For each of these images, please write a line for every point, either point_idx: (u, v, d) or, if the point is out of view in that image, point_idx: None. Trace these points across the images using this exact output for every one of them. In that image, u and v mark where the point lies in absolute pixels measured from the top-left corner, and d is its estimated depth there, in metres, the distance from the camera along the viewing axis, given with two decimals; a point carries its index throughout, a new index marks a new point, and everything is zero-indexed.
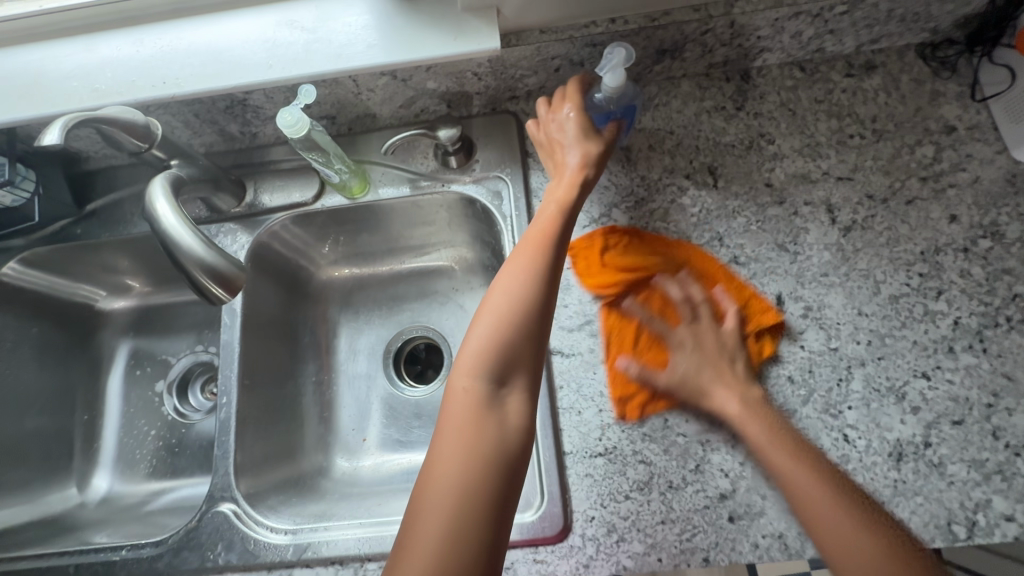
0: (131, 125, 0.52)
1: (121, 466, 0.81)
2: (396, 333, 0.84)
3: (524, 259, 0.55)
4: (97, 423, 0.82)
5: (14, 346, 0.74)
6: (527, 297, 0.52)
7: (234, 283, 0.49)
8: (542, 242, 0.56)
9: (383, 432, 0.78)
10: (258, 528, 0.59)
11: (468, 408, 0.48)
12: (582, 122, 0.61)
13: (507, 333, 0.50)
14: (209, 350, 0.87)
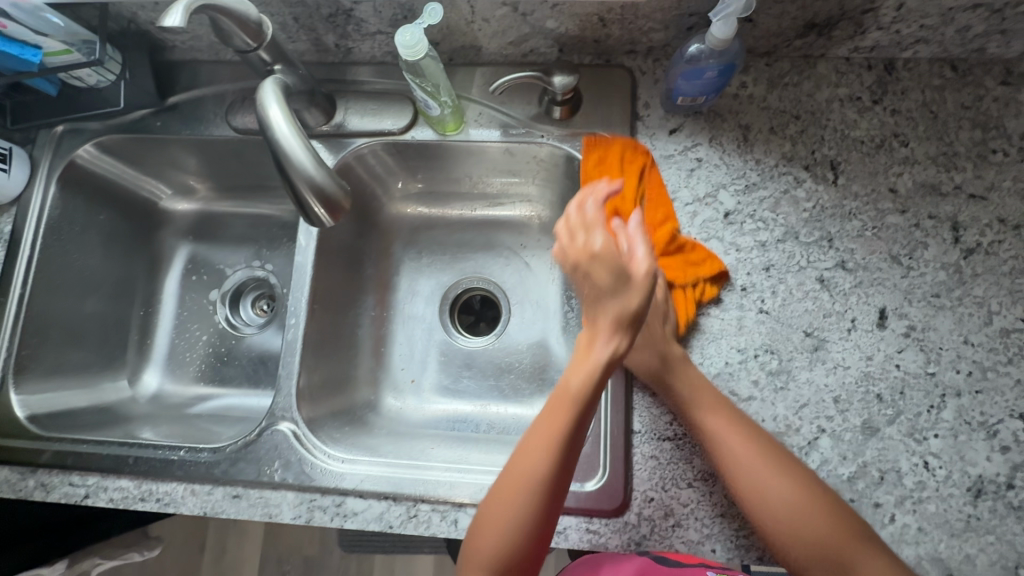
0: (246, 20, 0.49)
1: (171, 365, 0.81)
2: (456, 280, 0.83)
3: (530, 466, 0.48)
4: (152, 321, 0.82)
5: (82, 231, 0.73)
6: (532, 511, 0.47)
7: (337, 206, 0.47)
8: (546, 473, 0.48)
9: (431, 376, 0.78)
10: (315, 451, 0.60)
11: (495, 526, 0.48)
12: (617, 274, 0.50)
13: (524, 513, 0.47)
14: (265, 267, 0.85)
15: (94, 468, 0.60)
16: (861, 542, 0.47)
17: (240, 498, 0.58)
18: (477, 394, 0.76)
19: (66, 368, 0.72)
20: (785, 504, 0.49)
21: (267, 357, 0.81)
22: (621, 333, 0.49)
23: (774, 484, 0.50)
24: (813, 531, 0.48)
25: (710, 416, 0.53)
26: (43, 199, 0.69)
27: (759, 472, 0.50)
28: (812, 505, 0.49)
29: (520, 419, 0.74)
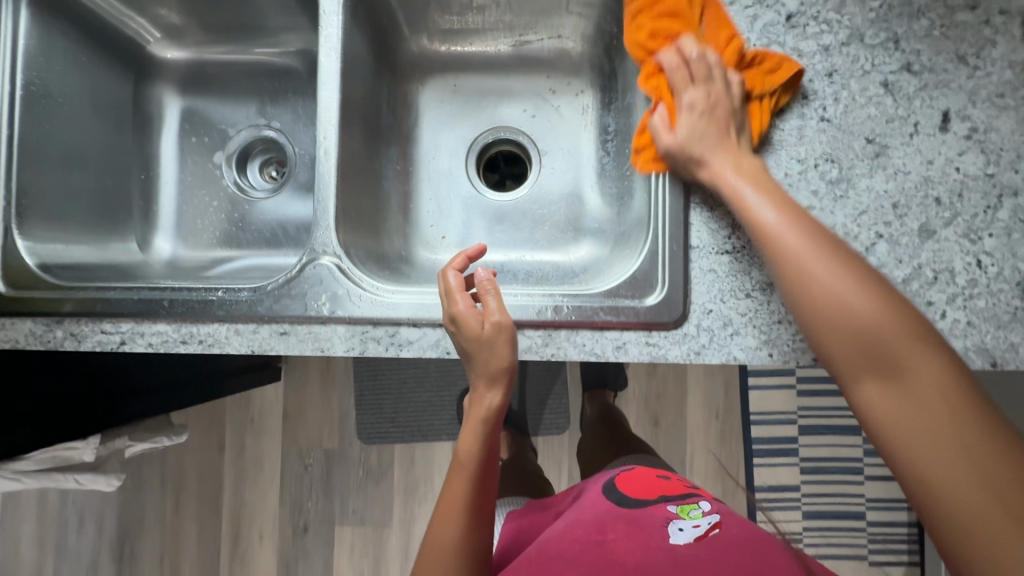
0: None
1: (183, 232, 0.76)
2: (481, 132, 0.78)
3: (447, 508, 0.57)
4: (155, 185, 0.76)
5: (64, 74, 0.65)
6: (454, 550, 0.57)
7: None
8: (458, 537, 0.57)
9: (463, 230, 0.75)
10: (361, 283, 0.57)
11: (433, 542, 0.57)
12: (721, 125, 0.53)
13: (449, 546, 0.57)
14: (272, 125, 0.79)
15: (126, 313, 0.57)
16: (973, 431, 0.39)
17: (288, 335, 0.57)
18: (511, 245, 0.75)
19: (73, 226, 0.66)
20: (880, 359, 0.42)
21: (286, 220, 0.78)
22: (490, 385, 0.54)
23: (915, 361, 0.41)
24: (867, 318, 0.43)
25: (821, 284, 0.45)
26: (14, 29, 0.60)
27: (881, 330, 0.42)
28: (926, 356, 0.41)
29: (558, 266, 0.73)
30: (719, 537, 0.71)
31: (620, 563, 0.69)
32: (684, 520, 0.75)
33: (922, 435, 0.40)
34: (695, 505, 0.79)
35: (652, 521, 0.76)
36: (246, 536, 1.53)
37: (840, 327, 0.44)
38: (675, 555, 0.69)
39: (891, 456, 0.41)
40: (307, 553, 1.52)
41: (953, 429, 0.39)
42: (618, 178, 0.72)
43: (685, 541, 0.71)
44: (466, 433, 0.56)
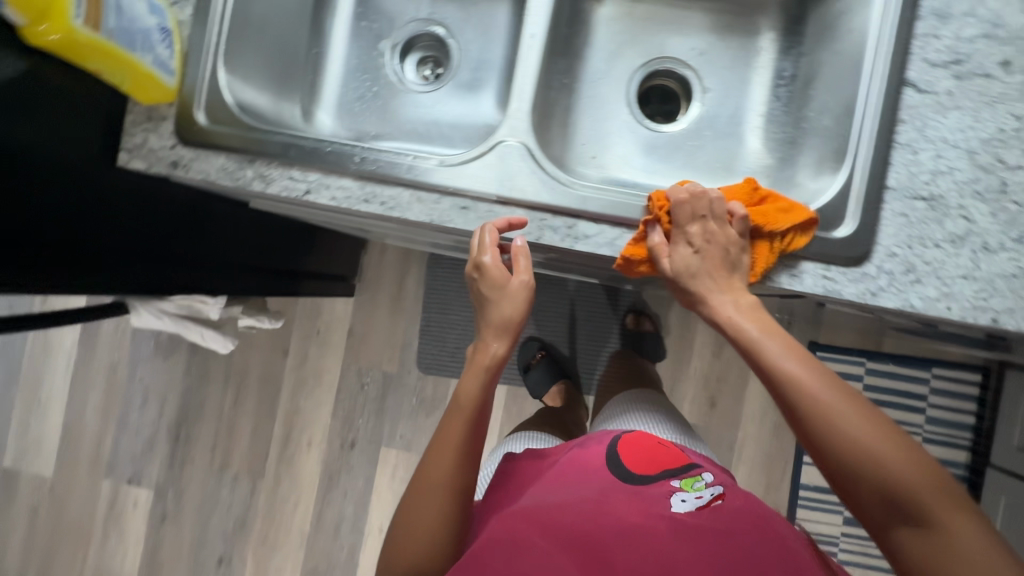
0: None
1: (342, 111, 0.77)
2: (648, 60, 0.77)
3: (445, 441, 0.60)
4: (323, 61, 0.77)
5: None
6: (447, 482, 0.60)
7: None
8: (448, 473, 0.60)
9: (617, 153, 0.75)
10: (547, 171, 0.58)
11: (427, 475, 0.60)
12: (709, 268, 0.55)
13: (445, 478, 0.60)
14: (441, 22, 0.80)
15: (317, 164, 0.59)
16: (960, 519, 0.44)
17: (468, 211, 0.58)
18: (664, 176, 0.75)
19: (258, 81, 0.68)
20: (870, 456, 0.46)
21: (440, 117, 0.78)
22: (499, 335, 0.60)
23: (912, 483, 0.45)
24: (894, 471, 0.45)
25: (844, 418, 0.47)
26: None
27: (860, 433, 0.47)
28: (905, 460, 0.45)
29: None
30: (722, 511, 0.64)
31: (620, 528, 0.62)
32: (686, 492, 0.68)
33: (906, 506, 0.45)
34: (697, 476, 0.71)
35: (653, 494, 0.68)
36: (297, 438, 1.59)
37: (844, 449, 0.47)
38: (677, 523, 0.62)
39: (886, 536, 0.47)
40: (350, 468, 1.56)
41: (933, 492, 0.44)
42: (788, 123, 0.70)
43: (686, 512, 0.64)
44: (467, 375, 0.61)
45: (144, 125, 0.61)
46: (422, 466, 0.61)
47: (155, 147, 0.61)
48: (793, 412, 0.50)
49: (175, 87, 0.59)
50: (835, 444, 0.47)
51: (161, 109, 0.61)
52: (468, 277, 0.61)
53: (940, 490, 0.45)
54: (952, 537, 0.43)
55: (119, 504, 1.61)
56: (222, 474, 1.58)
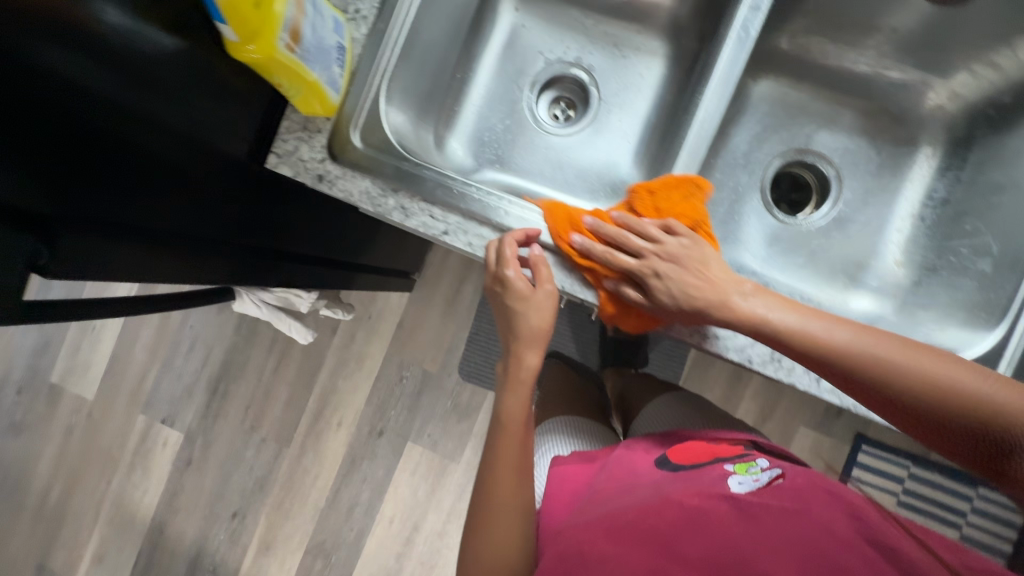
0: None
1: (475, 140, 0.76)
2: (791, 149, 0.75)
3: (513, 452, 0.62)
4: (465, 87, 0.76)
5: None
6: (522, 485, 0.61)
7: None
8: (523, 476, 0.61)
9: (745, 235, 0.73)
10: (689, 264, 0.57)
11: (502, 484, 0.60)
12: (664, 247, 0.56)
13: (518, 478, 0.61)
14: (583, 64, 0.77)
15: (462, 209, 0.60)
16: (924, 350, 0.50)
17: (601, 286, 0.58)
18: (787, 270, 0.73)
19: (408, 104, 0.68)
20: (899, 382, 0.49)
21: (566, 162, 0.77)
22: (526, 348, 0.63)
23: (855, 347, 0.51)
24: (837, 344, 0.51)
25: (778, 317, 0.53)
26: None
27: (790, 323, 0.52)
28: (842, 329, 0.52)
29: (821, 306, 0.70)
30: (787, 490, 0.59)
31: (680, 510, 0.56)
32: (743, 475, 0.63)
33: (864, 371, 0.50)
34: (752, 460, 0.66)
35: (708, 478, 0.62)
36: (329, 414, 1.62)
37: (790, 333, 0.52)
38: (739, 503, 0.57)
39: (906, 398, 0.50)
40: (373, 456, 1.58)
41: (880, 369, 0.50)
42: (931, 248, 0.67)
43: (749, 493, 0.58)
44: (503, 397, 0.64)
45: (298, 133, 0.61)
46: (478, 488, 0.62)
47: (304, 157, 0.61)
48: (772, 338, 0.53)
49: (338, 104, 0.59)
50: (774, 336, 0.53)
51: (318, 121, 0.61)
52: (489, 290, 0.61)
53: (884, 340, 0.51)
54: (889, 376, 0.50)
55: (149, 441, 1.67)
56: (251, 434, 1.63)
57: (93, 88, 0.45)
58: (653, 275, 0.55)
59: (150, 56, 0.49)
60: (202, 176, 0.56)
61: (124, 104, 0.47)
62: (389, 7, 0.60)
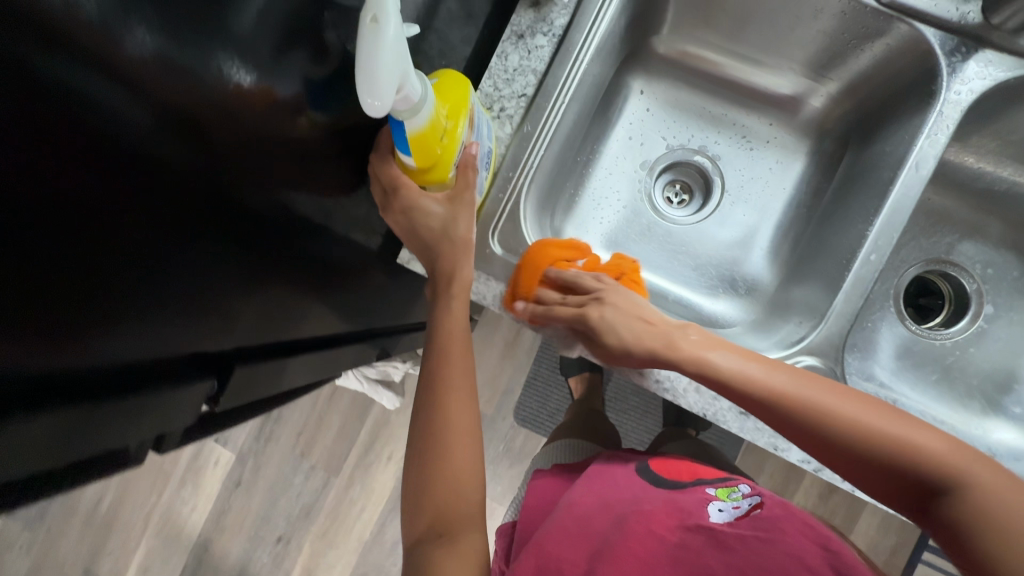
0: None
1: (593, 225, 0.74)
2: (928, 261, 0.71)
3: (463, 418, 0.54)
4: (586, 171, 0.74)
5: (595, 58, 0.61)
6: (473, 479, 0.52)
7: None
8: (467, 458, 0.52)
9: (879, 347, 0.70)
10: None
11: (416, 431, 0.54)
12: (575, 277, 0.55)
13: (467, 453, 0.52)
14: (707, 154, 0.74)
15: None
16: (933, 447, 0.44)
17: (747, 417, 0.54)
18: (919, 388, 0.69)
19: (539, 198, 0.66)
20: (880, 447, 0.45)
21: (687, 251, 0.74)
22: (461, 259, 0.55)
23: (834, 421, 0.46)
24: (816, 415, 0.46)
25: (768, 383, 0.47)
26: (595, 28, 0.59)
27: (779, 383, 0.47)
28: (844, 401, 0.46)
29: (958, 432, 0.66)
30: (763, 518, 0.52)
31: (659, 542, 0.49)
32: (724, 501, 0.56)
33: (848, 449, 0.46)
34: (734, 486, 0.60)
35: (686, 501, 0.55)
36: (379, 446, 1.61)
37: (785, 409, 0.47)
38: (715, 533, 0.50)
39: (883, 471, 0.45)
40: None
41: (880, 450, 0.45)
42: None
43: (724, 522, 0.52)
44: (439, 309, 0.56)
45: None
46: (427, 456, 0.52)
47: None
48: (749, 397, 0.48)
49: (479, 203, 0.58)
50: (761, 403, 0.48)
51: None
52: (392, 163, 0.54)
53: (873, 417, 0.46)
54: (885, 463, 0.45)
55: (200, 459, 1.69)
56: (301, 460, 1.63)
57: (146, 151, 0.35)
58: (599, 318, 0.52)
59: (270, 115, 0.42)
60: (277, 231, 0.49)
61: (235, 173, 0.42)
62: (537, 109, 0.58)
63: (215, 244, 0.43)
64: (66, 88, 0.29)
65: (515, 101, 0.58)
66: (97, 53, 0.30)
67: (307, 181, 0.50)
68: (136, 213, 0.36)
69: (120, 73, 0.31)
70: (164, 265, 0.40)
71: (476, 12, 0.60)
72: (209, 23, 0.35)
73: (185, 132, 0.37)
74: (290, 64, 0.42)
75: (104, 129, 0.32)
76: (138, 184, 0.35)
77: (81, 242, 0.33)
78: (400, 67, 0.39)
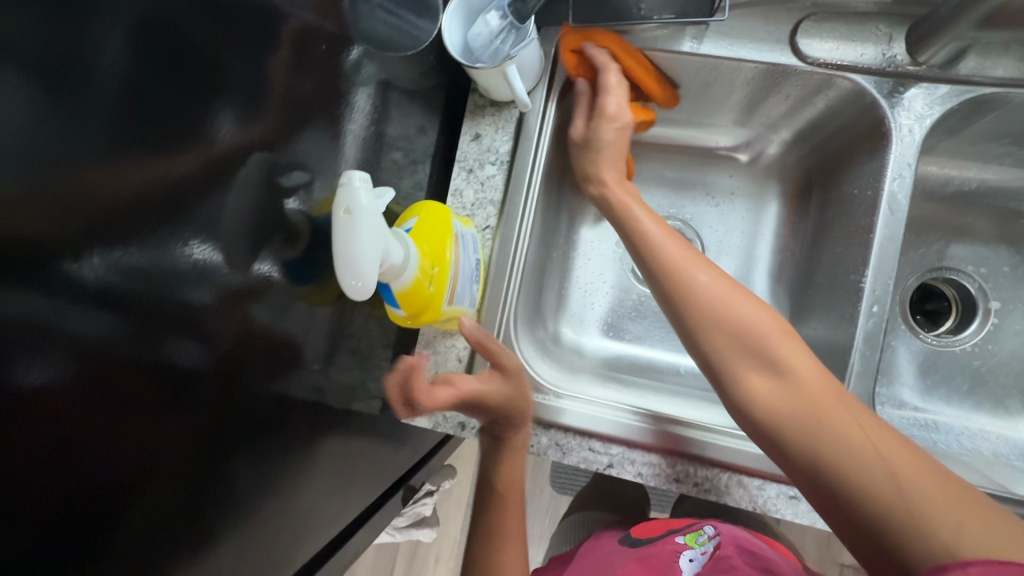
0: None
1: (586, 316, 0.73)
2: (923, 269, 0.71)
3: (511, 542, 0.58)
4: (566, 264, 0.73)
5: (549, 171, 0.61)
6: None
7: None
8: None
9: (902, 370, 0.68)
10: None
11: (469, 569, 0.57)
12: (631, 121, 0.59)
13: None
14: (681, 218, 0.73)
15: (638, 441, 0.54)
16: (911, 454, 0.38)
17: (798, 499, 0.52)
18: (954, 401, 0.67)
19: (527, 312, 0.64)
20: (771, 361, 0.44)
21: None
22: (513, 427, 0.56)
23: (798, 362, 0.44)
24: (798, 359, 0.44)
25: (729, 307, 0.46)
26: (541, 144, 0.58)
27: (745, 308, 0.46)
28: (813, 361, 0.44)
29: (1006, 439, 0.64)
30: (724, 563, 0.57)
31: None
32: (692, 549, 0.62)
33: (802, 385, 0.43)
34: (699, 529, 0.65)
35: (659, 557, 0.61)
36: None
37: (720, 320, 0.46)
38: None
39: (814, 431, 0.41)
40: None
41: (838, 406, 0.41)
42: None
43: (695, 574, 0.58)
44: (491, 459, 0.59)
45: None
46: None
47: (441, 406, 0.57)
48: (677, 305, 0.48)
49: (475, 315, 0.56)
50: (708, 316, 0.46)
51: (449, 365, 0.58)
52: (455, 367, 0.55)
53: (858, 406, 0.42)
54: (843, 438, 0.40)
55: None
56: None
57: (132, 356, 0.30)
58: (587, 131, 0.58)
59: (253, 304, 0.39)
60: (257, 428, 0.42)
61: (225, 360, 0.37)
62: (505, 236, 0.57)
63: (209, 440, 0.38)
64: (21, 319, 0.25)
65: (482, 234, 0.57)
66: (41, 270, 0.25)
67: (290, 358, 0.45)
68: (106, 436, 0.30)
69: (81, 286, 0.27)
70: (167, 477, 0.35)
71: (421, 154, 0.60)
72: (181, 206, 0.31)
73: (162, 330, 0.32)
74: (264, 265, 0.39)
75: (61, 358, 0.27)
76: (123, 406, 0.31)
77: (43, 501, 0.27)
78: (382, 241, 0.34)
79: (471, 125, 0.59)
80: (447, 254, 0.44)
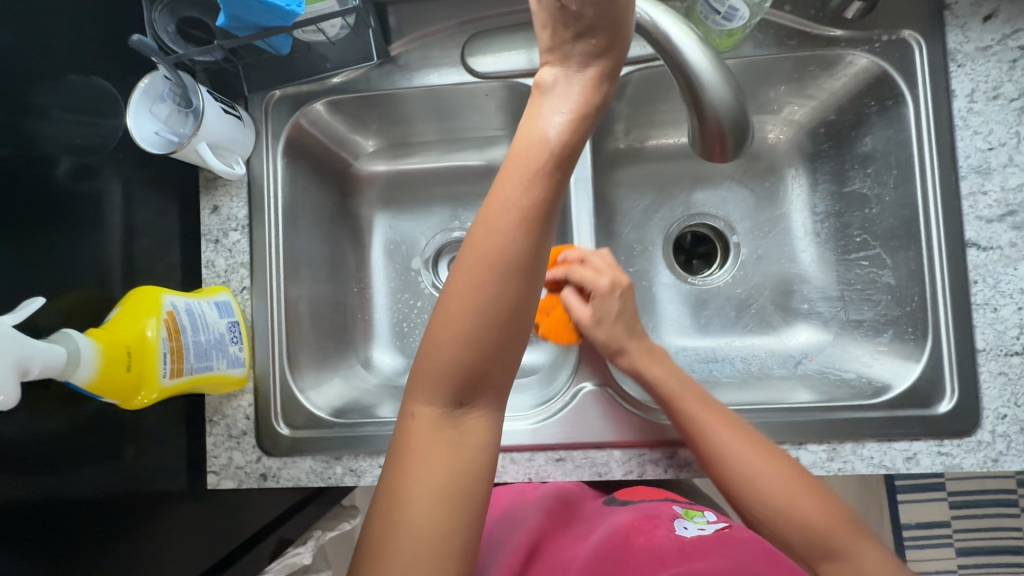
0: (701, 97, 0.40)
1: (396, 339, 0.75)
2: (679, 216, 0.75)
3: (485, 354, 0.41)
4: (367, 296, 0.76)
5: (297, 218, 0.66)
6: (475, 467, 0.43)
7: (705, 118, 0.40)
8: (468, 461, 0.43)
9: (681, 318, 0.74)
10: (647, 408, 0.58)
11: (428, 428, 0.43)
12: None
13: (464, 459, 0.43)
14: (465, 226, 0.77)
15: None
16: (840, 523, 0.49)
17: (564, 461, 0.57)
18: (726, 331, 0.72)
19: (318, 351, 0.68)
20: (746, 451, 0.51)
21: None
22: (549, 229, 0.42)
23: (760, 449, 0.51)
24: (755, 450, 0.51)
25: (717, 441, 0.52)
26: (275, 194, 0.64)
27: (719, 422, 0.52)
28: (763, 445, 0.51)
29: (774, 352, 0.70)
30: (725, 542, 0.58)
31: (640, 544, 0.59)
32: (687, 519, 0.63)
33: (765, 471, 0.50)
34: (699, 510, 0.66)
35: (657, 518, 0.63)
36: None
37: (707, 453, 0.52)
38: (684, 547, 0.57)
39: (775, 522, 0.50)
40: None
41: (784, 470, 0.50)
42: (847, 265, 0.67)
43: (693, 539, 0.59)
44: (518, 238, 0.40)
45: (227, 443, 0.61)
46: (407, 464, 0.43)
47: (241, 463, 0.61)
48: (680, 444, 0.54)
49: (247, 373, 0.59)
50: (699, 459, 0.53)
51: (239, 423, 0.61)
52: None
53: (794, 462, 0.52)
54: (799, 521, 0.49)
55: None
56: None
57: None
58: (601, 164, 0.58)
59: None
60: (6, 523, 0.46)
61: None
62: (262, 294, 0.63)
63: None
64: None
65: (238, 297, 0.62)
66: None
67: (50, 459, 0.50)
68: None
69: None
70: None
71: (168, 235, 0.62)
72: None
73: None
74: None
75: None
76: None
77: None
78: (14, 355, 0.38)
79: (208, 199, 0.64)
80: (146, 336, 0.47)
